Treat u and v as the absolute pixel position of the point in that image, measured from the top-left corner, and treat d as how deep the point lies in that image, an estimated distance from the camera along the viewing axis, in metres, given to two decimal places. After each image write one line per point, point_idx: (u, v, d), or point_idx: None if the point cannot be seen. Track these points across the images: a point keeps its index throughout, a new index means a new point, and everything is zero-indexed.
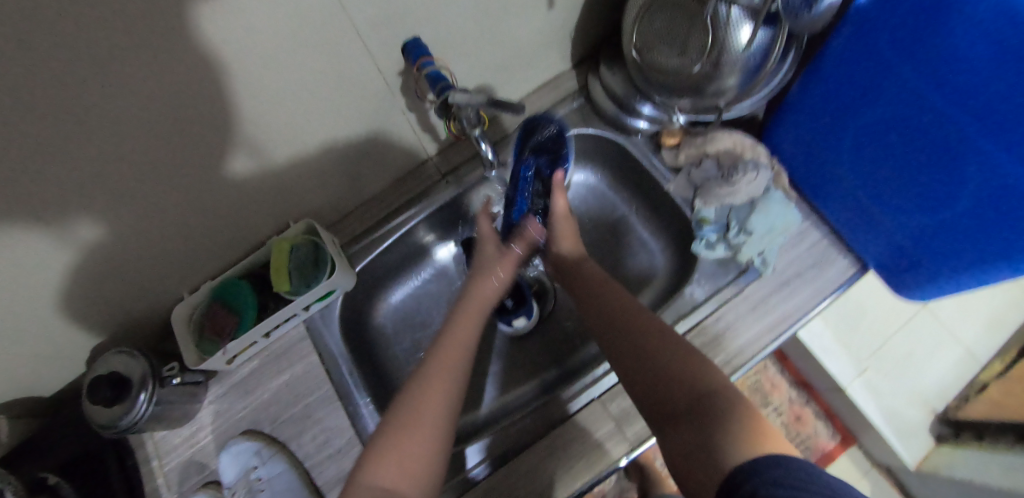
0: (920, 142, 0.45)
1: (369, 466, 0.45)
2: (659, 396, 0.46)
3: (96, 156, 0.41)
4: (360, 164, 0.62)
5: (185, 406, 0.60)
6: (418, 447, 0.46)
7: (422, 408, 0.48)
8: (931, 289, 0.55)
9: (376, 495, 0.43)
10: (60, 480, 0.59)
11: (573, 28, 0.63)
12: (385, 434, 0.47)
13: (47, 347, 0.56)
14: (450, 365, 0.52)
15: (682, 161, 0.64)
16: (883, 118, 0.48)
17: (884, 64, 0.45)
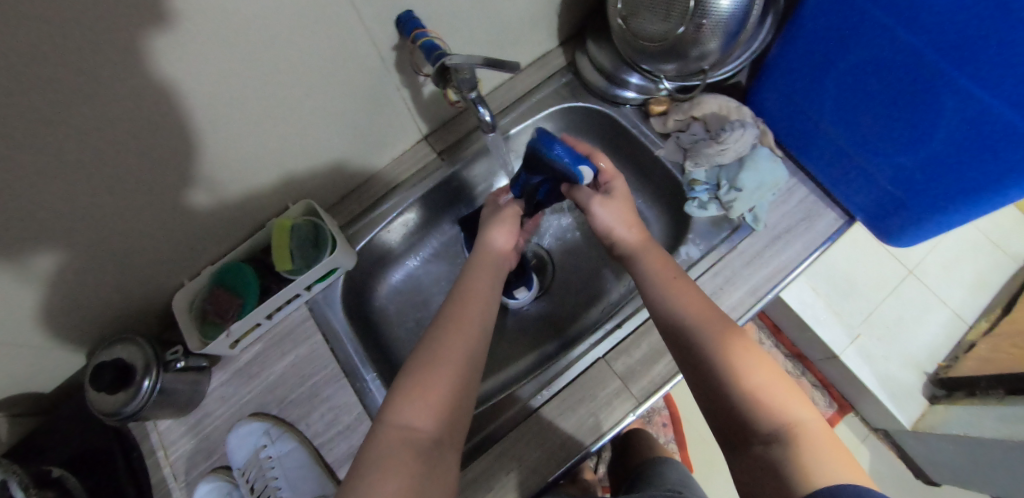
0: (900, 85, 0.48)
1: (394, 404, 0.44)
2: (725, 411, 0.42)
3: (100, 136, 0.40)
4: (357, 144, 0.63)
5: (189, 393, 0.60)
6: (442, 384, 0.45)
7: (443, 353, 0.47)
8: (915, 230, 0.57)
9: (403, 432, 0.42)
10: (65, 473, 0.57)
11: (559, 3, 0.65)
12: (411, 373, 0.46)
13: (44, 343, 0.54)
14: (471, 306, 0.52)
15: (671, 126, 0.66)
16: (866, 65, 0.49)
17: (863, 12, 0.46)
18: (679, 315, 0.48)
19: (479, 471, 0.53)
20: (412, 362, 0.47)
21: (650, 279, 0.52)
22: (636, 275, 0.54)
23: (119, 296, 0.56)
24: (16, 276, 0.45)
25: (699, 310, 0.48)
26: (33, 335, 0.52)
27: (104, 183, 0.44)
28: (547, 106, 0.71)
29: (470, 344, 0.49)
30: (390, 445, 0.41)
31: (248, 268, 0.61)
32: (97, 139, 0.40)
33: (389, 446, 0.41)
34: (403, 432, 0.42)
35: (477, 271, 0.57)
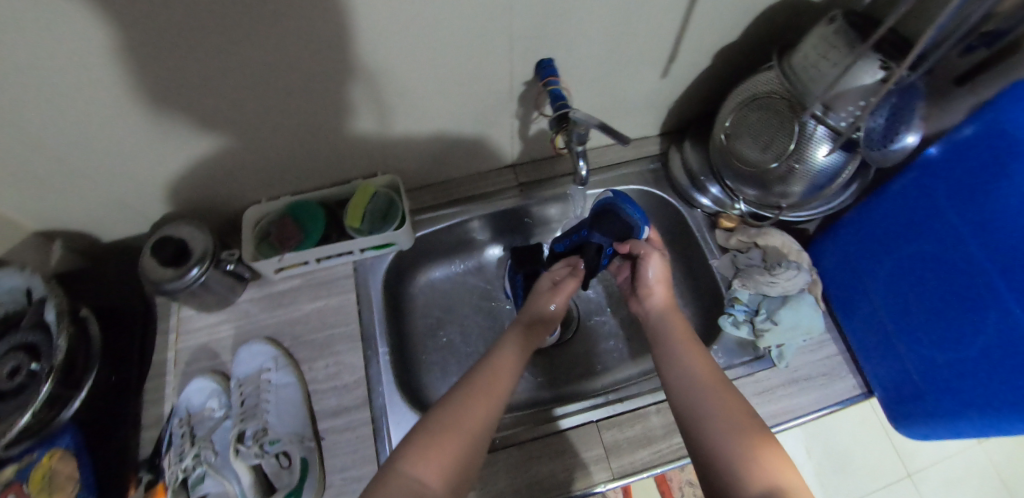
0: (952, 287, 0.50)
1: (408, 458, 0.45)
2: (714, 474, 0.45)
3: (277, 70, 0.47)
4: (457, 148, 0.69)
5: (223, 294, 0.65)
6: (453, 452, 0.46)
7: (461, 417, 0.48)
8: (925, 429, 0.56)
9: (412, 485, 0.43)
10: (91, 317, 0.59)
11: (674, 100, 0.72)
12: (430, 433, 0.47)
13: (131, 199, 0.60)
14: (499, 384, 0.52)
15: (732, 243, 0.70)
16: (929, 256, 0.52)
17: (938, 209, 0.51)
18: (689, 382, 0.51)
19: None
20: (429, 421, 0.48)
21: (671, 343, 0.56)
22: (655, 338, 0.58)
23: (209, 188, 0.62)
24: (151, 139, 0.51)
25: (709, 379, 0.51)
26: (123, 187, 0.58)
27: (259, 101, 0.50)
28: (626, 182, 0.77)
29: (487, 420, 0.50)
30: (395, 496, 0.42)
31: (321, 211, 0.66)
32: (277, 67, 0.46)
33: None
34: (411, 485, 0.43)
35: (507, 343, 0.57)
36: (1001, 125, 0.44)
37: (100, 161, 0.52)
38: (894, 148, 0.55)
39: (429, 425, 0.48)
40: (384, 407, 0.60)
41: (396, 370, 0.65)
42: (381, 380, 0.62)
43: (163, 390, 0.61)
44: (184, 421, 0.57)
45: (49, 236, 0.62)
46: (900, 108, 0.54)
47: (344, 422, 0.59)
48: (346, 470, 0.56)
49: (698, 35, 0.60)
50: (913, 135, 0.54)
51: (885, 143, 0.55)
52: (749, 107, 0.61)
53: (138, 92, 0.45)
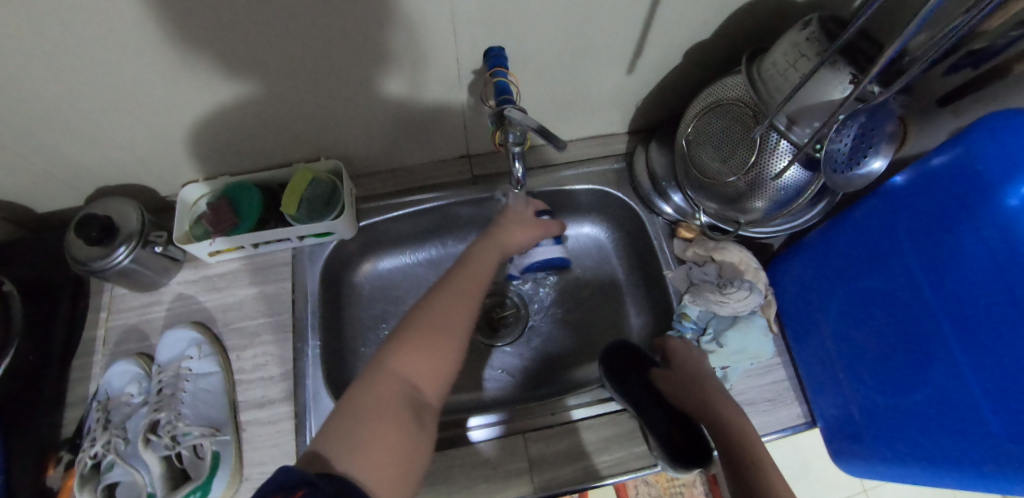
0: (901, 327, 0.47)
1: (393, 351, 0.48)
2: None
3: (182, 42, 0.43)
4: (406, 138, 0.65)
5: (153, 276, 0.62)
6: (438, 357, 0.48)
7: (439, 321, 0.50)
8: (864, 466, 0.53)
9: (402, 385, 0.46)
10: (15, 294, 0.57)
11: (642, 99, 0.67)
12: (418, 329, 0.49)
13: (54, 171, 0.57)
14: (475, 289, 0.55)
15: (688, 255, 0.67)
16: (884, 292, 0.49)
17: (898, 243, 0.47)
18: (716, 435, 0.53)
19: None
20: (416, 317, 0.50)
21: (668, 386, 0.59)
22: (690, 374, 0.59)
23: (139, 163, 0.60)
24: (60, 107, 0.48)
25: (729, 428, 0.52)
26: (43, 157, 0.55)
27: (171, 77, 0.47)
28: (588, 181, 0.73)
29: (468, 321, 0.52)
30: (388, 395, 0.44)
31: (258, 193, 0.63)
32: (183, 39, 0.43)
33: (387, 395, 0.44)
34: (403, 385, 0.46)
35: (479, 245, 0.60)
36: (973, 165, 0.39)
37: (9, 128, 0.49)
38: (859, 173, 0.48)
39: (417, 322, 0.50)
40: (309, 403, 0.59)
41: (329, 364, 0.64)
42: (310, 375, 0.60)
43: (90, 368, 0.60)
44: (102, 406, 0.56)
45: None
46: (870, 128, 0.47)
47: (268, 415, 0.58)
48: (264, 464, 0.55)
49: (664, 31, 0.55)
50: (881, 160, 0.47)
51: (848, 166, 0.48)
52: (712, 114, 0.56)
53: (34, 56, 0.42)
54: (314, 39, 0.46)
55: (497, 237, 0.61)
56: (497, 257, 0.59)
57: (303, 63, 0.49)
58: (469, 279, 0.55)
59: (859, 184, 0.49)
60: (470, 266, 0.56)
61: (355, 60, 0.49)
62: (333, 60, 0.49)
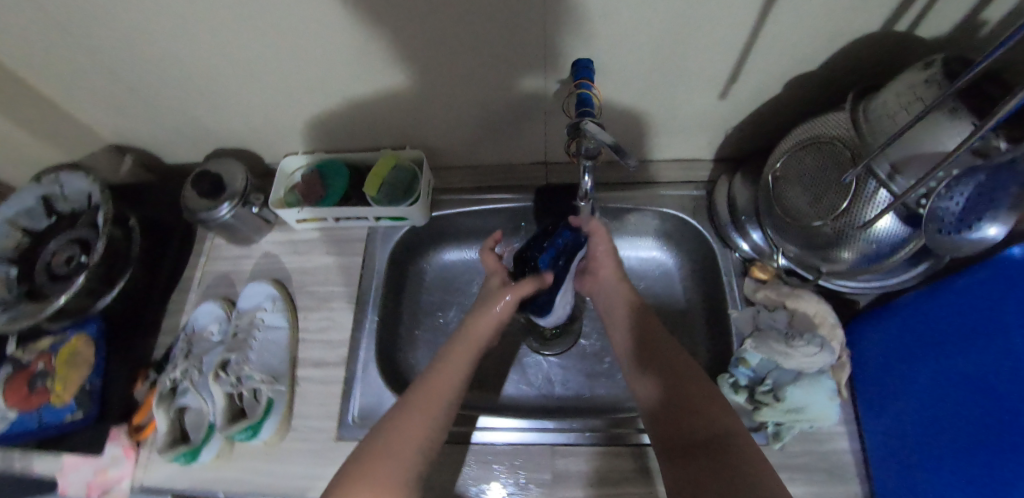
0: (995, 415, 0.41)
1: (343, 489, 0.44)
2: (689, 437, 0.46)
3: (304, 28, 0.49)
4: (487, 138, 0.67)
5: (248, 232, 0.70)
6: (394, 472, 0.45)
7: (392, 442, 0.47)
8: None
9: None
10: (137, 230, 0.65)
11: (731, 127, 0.64)
12: (361, 460, 0.46)
13: (187, 129, 0.67)
14: (438, 394, 0.51)
15: (759, 297, 0.62)
16: (981, 374, 0.43)
17: (1004, 321, 0.42)
18: (647, 372, 0.53)
19: None
20: (361, 451, 0.47)
21: (619, 321, 0.59)
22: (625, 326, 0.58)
23: (254, 131, 0.67)
24: (200, 75, 0.56)
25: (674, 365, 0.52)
26: (182, 115, 0.64)
27: (290, 58, 0.53)
28: (661, 204, 0.71)
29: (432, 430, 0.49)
30: None
31: (345, 172, 0.69)
32: (305, 26, 0.48)
33: None
34: None
35: (453, 353, 0.55)
36: None
37: (159, 88, 0.59)
38: (972, 237, 0.42)
39: (362, 454, 0.47)
40: (358, 371, 0.63)
41: (382, 339, 0.67)
42: (362, 346, 0.64)
43: (185, 303, 0.68)
44: (187, 337, 0.63)
45: (123, 149, 0.71)
46: (990, 189, 0.41)
47: (320, 375, 0.62)
48: (310, 419, 0.60)
49: (766, 58, 0.52)
50: (997, 227, 0.41)
51: (958, 228, 0.42)
52: (805, 151, 0.53)
53: (187, 26, 0.49)
54: (414, 36, 0.49)
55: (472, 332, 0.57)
56: (471, 359, 0.55)
57: (402, 57, 0.53)
58: (427, 393, 0.51)
59: (972, 248, 0.43)
60: (432, 379, 0.53)
61: (448, 59, 0.53)
62: (427, 57, 0.52)
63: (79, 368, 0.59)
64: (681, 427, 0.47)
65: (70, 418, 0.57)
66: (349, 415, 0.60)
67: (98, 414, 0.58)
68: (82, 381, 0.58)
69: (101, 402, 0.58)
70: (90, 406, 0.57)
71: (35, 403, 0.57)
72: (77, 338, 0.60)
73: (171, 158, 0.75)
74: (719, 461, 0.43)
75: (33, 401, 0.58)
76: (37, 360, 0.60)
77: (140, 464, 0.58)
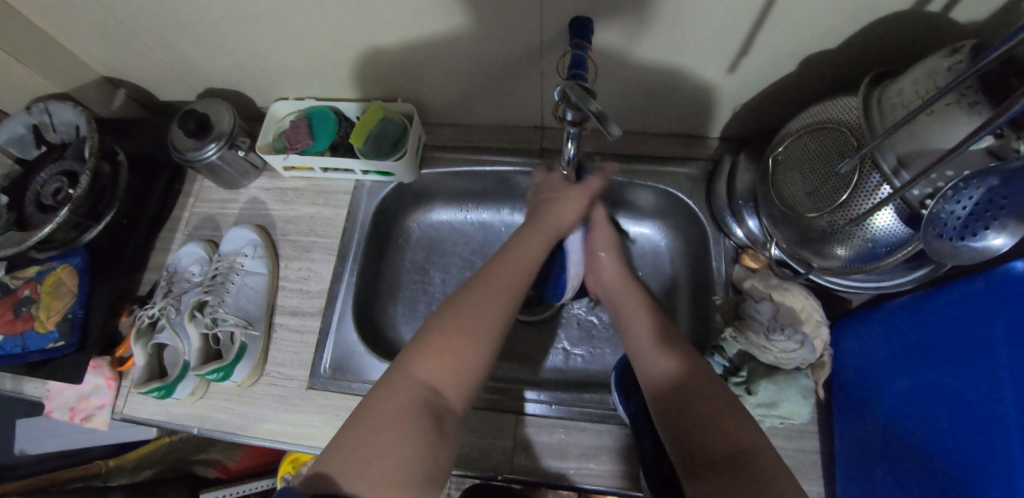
0: (963, 437, 0.40)
1: (412, 362, 0.44)
2: (702, 448, 0.41)
3: None
4: (482, 92, 0.65)
5: (235, 176, 0.69)
6: (461, 359, 0.44)
7: (476, 317, 0.47)
8: None
9: (421, 392, 0.42)
10: (125, 164, 0.66)
11: (741, 101, 0.61)
12: (435, 335, 0.45)
13: (177, 64, 0.66)
14: (512, 280, 0.51)
15: (746, 285, 0.60)
16: (942, 390, 0.43)
17: (991, 345, 0.40)
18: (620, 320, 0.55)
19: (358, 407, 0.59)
20: (435, 324, 0.47)
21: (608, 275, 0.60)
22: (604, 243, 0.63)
23: (242, 71, 0.67)
24: (186, 9, 0.55)
25: (658, 335, 0.50)
26: (167, 51, 0.64)
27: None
28: (659, 180, 0.68)
29: (501, 315, 0.48)
30: (402, 402, 0.41)
31: (333, 120, 0.67)
32: None
33: (401, 404, 0.41)
34: (422, 390, 0.42)
35: (526, 235, 0.56)
36: None
37: (146, 19, 0.58)
38: (972, 245, 0.39)
39: (435, 327, 0.46)
40: (334, 322, 0.63)
41: (362, 294, 0.67)
42: (339, 298, 0.64)
43: (172, 242, 0.70)
44: (170, 275, 0.65)
45: (116, 82, 0.72)
46: (1003, 194, 0.37)
47: (296, 323, 0.63)
48: (283, 366, 0.61)
49: (777, 31, 0.49)
50: (1002, 237, 0.37)
51: (958, 234, 0.39)
52: (810, 136, 0.50)
53: None
54: None
55: (550, 223, 0.58)
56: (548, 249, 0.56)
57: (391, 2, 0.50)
58: (508, 268, 0.52)
59: (969, 259, 0.40)
60: (506, 264, 0.52)
61: (437, 5, 0.50)
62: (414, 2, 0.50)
63: (62, 298, 0.61)
64: (652, 364, 0.48)
65: (53, 345, 0.59)
66: (321, 365, 0.61)
67: (78, 344, 0.60)
68: (66, 309, 0.60)
69: (80, 333, 0.60)
70: (70, 335, 0.59)
71: (19, 329, 0.60)
72: (62, 267, 0.62)
73: (161, 97, 0.75)
74: (749, 474, 0.38)
75: (18, 327, 0.60)
76: (23, 287, 0.62)
77: (119, 395, 0.62)
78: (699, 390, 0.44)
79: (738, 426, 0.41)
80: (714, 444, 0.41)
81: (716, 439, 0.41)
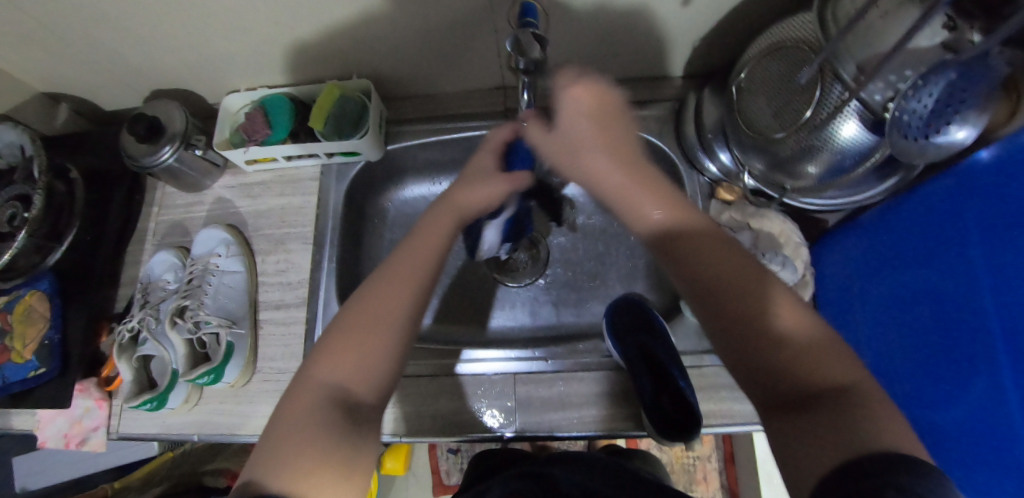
0: (943, 330, 0.43)
1: (316, 364, 0.42)
2: (781, 390, 0.34)
3: None
4: (436, 58, 0.63)
5: (196, 179, 0.67)
6: (366, 353, 0.42)
7: (377, 309, 0.43)
8: None
9: (327, 391, 0.40)
10: (79, 181, 0.64)
11: (699, 35, 0.60)
12: (338, 334, 0.43)
13: (113, 68, 0.63)
14: (421, 260, 0.46)
15: (723, 219, 0.61)
16: (921, 287, 0.45)
17: (960, 239, 0.42)
18: (679, 251, 0.41)
19: None
20: (337, 321, 0.44)
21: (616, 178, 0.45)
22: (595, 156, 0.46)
23: (183, 67, 0.63)
24: (107, 5, 0.52)
25: (725, 260, 0.39)
26: (100, 56, 0.60)
27: None
28: None
29: (408, 302, 0.44)
30: (308, 405, 0.40)
31: (289, 104, 0.65)
32: None
33: (308, 406, 0.39)
34: (328, 391, 0.40)
35: (437, 211, 0.50)
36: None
37: (67, 23, 0.54)
38: (936, 141, 0.39)
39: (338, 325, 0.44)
40: (320, 310, 0.62)
41: (344, 280, 0.66)
42: (322, 286, 0.63)
43: (142, 254, 0.67)
44: (145, 286, 0.63)
45: (54, 96, 0.68)
46: (960, 88, 0.38)
47: (282, 317, 0.63)
48: (274, 360, 0.60)
49: None
50: (963, 128, 0.39)
51: (924, 133, 0.39)
52: (770, 57, 0.50)
53: None
54: None
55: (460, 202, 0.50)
56: (453, 226, 0.49)
57: None
58: (415, 247, 0.47)
59: (933, 156, 0.41)
60: (415, 243, 0.47)
61: None
62: None
63: (36, 323, 0.59)
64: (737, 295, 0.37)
65: (34, 373, 0.58)
66: None
67: (60, 367, 0.58)
68: (40, 335, 0.59)
69: (60, 356, 0.58)
70: (51, 360, 0.58)
71: None
72: (31, 293, 0.60)
73: (105, 106, 0.72)
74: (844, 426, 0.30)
75: None
76: None
77: (113, 414, 0.61)
78: (782, 325, 0.35)
79: (834, 364, 0.33)
80: (799, 385, 0.33)
81: (804, 388, 0.33)
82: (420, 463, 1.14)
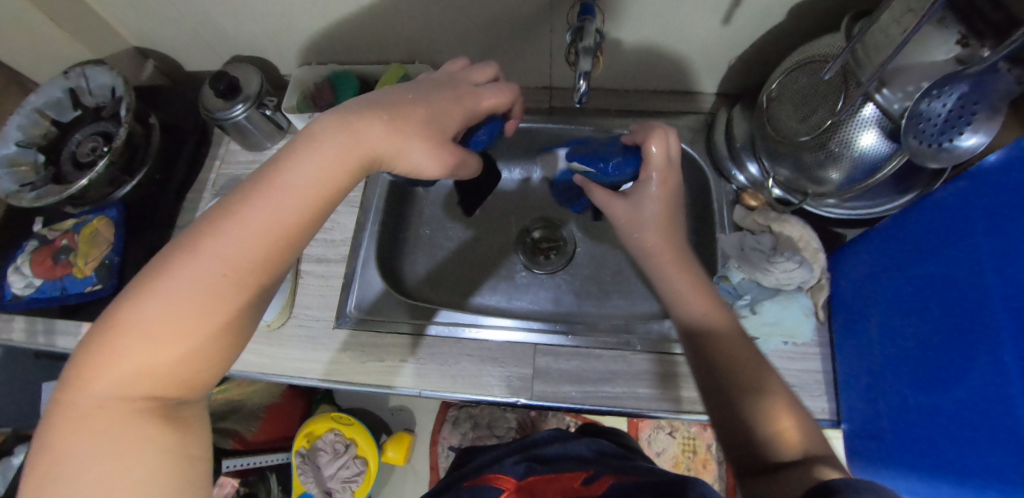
0: (951, 324, 0.43)
1: (101, 368, 0.34)
2: (743, 438, 0.42)
3: None
4: (493, 52, 0.69)
5: (258, 137, 0.73)
6: (175, 351, 0.35)
7: (193, 300, 0.36)
8: (902, 477, 0.48)
9: (122, 400, 0.34)
10: (156, 127, 0.68)
11: (736, 55, 0.65)
12: (134, 331, 0.35)
13: (204, 32, 0.70)
14: (268, 236, 0.39)
15: (747, 223, 0.65)
16: (933, 282, 0.45)
17: (968, 230, 0.42)
18: (700, 326, 0.50)
19: (385, 342, 0.62)
20: (131, 312, 0.35)
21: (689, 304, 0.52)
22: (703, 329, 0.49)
23: (266, 38, 0.70)
24: None
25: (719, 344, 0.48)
26: (195, 20, 0.68)
27: None
28: None
29: (235, 286, 0.37)
30: (99, 418, 0.33)
31: (354, 81, 0.71)
32: None
33: (99, 420, 0.33)
34: (122, 401, 0.34)
35: (299, 169, 0.41)
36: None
37: None
38: (950, 147, 0.43)
39: (135, 317, 0.35)
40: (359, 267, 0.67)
41: (383, 244, 0.70)
42: (363, 246, 0.68)
43: (199, 201, 0.72)
44: None
45: (145, 52, 0.75)
46: (973, 100, 0.42)
47: (322, 270, 0.66)
48: (310, 308, 0.64)
49: None
50: (973, 135, 0.42)
51: (937, 140, 0.43)
52: (798, 72, 0.55)
53: None
54: None
55: (346, 160, 0.43)
56: (340, 184, 0.43)
57: None
58: (259, 223, 0.39)
59: (951, 161, 0.44)
60: (254, 218, 0.39)
61: None
62: None
63: (99, 246, 0.64)
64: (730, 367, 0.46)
65: (90, 288, 0.62)
66: (347, 306, 0.64)
67: (116, 285, 0.62)
68: (102, 256, 0.63)
69: (117, 276, 0.62)
70: (109, 278, 0.62)
71: (59, 274, 0.64)
72: (99, 219, 0.65)
73: (188, 67, 0.79)
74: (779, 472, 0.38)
75: (57, 272, 0.64)
76: (61, 238, 0.66)
77: None
78: (729, 384, 0.45)
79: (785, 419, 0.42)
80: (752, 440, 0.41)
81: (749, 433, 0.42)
82: (420, 457, 1.14)
